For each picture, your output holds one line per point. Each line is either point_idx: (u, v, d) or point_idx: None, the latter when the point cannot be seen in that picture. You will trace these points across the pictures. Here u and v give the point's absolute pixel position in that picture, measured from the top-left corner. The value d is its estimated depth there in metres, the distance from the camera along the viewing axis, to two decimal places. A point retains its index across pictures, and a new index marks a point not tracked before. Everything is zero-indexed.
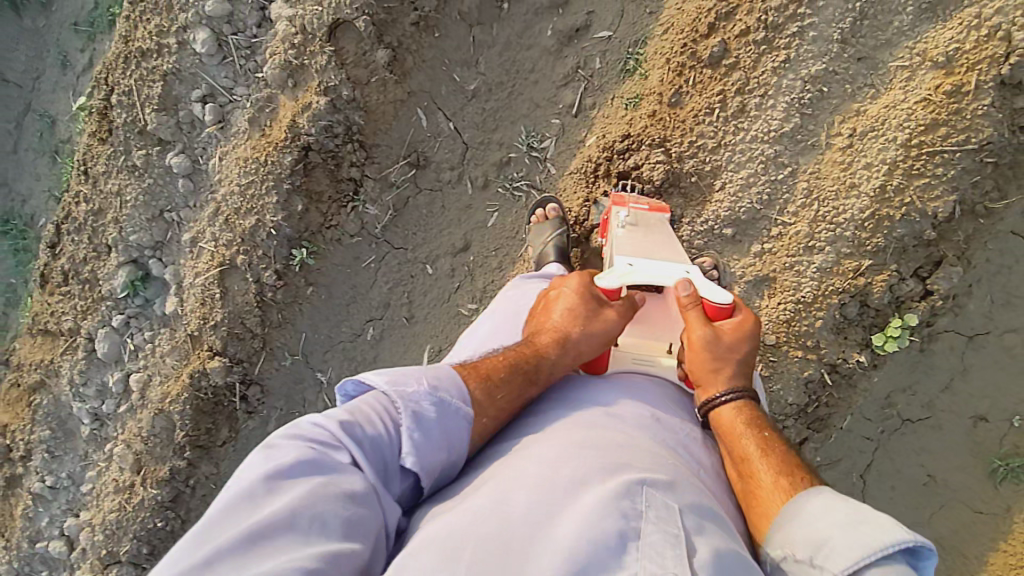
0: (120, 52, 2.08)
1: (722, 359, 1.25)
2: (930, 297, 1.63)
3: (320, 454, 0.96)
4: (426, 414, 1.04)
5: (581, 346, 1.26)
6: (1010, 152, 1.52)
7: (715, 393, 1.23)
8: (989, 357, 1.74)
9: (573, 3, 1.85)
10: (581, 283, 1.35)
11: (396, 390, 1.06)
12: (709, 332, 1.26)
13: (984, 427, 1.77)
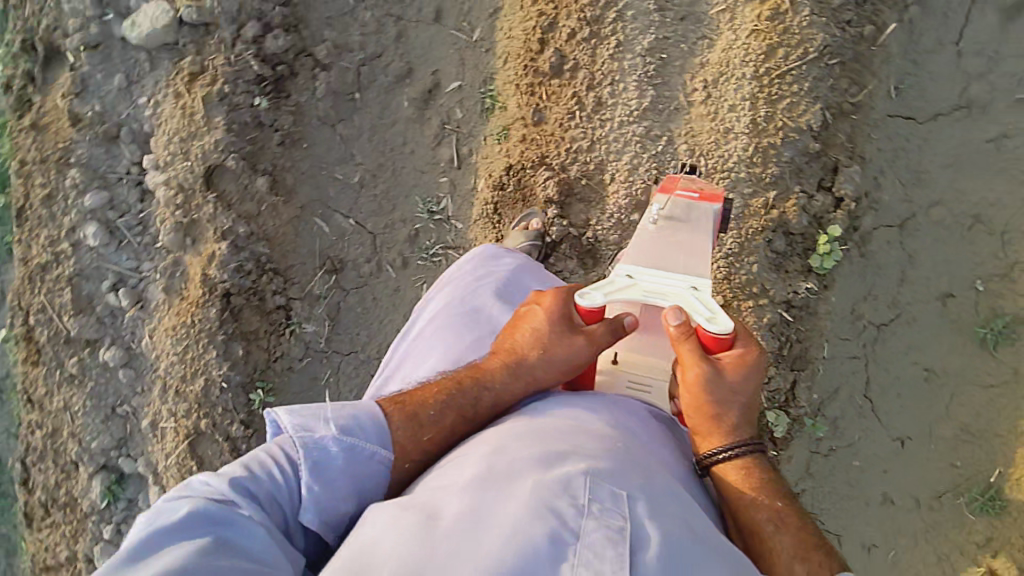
0: (23, 275, 2.10)
1: (713, 403, 1.14)
2: (844, 204, 1.63)
3: (211, 508, 0.94)
4: (330, 462, 1.05)
5: (536, 373, 1.19)
6: (850, 46, 1.58)
7: (717, 447, 1.15)
8: (927, 236, 1.75)
9: (417, 69, 1.92)
10: (558, 301, 1.24)
11: (302, 439, 1.05)
12: (708, 370, 1.14)
13: (955, 302, 1.75)
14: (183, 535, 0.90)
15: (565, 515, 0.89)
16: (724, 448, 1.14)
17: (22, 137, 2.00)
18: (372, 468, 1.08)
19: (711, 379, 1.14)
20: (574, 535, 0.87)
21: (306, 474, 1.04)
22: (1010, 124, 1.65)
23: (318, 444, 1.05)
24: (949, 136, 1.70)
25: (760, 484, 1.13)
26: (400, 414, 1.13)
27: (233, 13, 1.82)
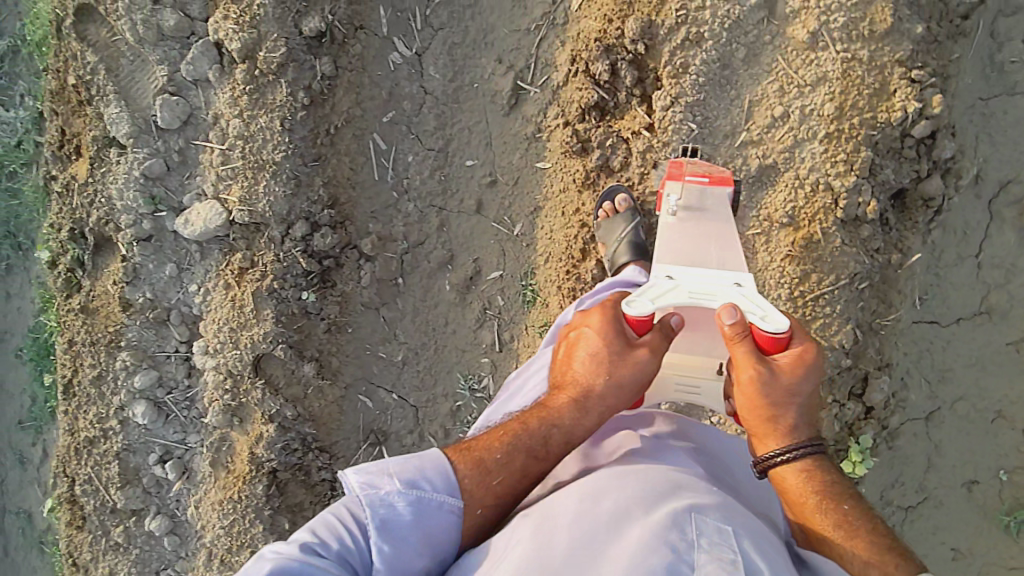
0: (70, 444, 2.15)
1: (773, 400, 1.19)
2: (873, 411, 1.77)
3: (292, 563, 1.03)
4: (399, 514, 1.13)
5: (603, 400, 1.30)
6: (878, 270, 1.70)
7: (772, 453, 1.21)
8: (952, 426, 1.85)
9: (458, 257, 1.99)
10: (608, 317, 1.34)
11: (374, 493, 1.14)
12: (762, 371, 1.18)
13: (979, 488, 1.84)
14: None
15: (680, 549, 1.00)
16: (782, 449, 1.21)
17: (72, 318, 2.05)
18: (440, 515, 1.16)
19: (769, 375, 1.19)
20: (690, 567, 0.98)
21: (375, 527, 1.12)
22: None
23: (391, 498, 1.13)
24: (968, 336, 1.81)
25: (837, 515, 1.18)
26: (465, 460, 1.22)
27: (284, 213, 1.86)
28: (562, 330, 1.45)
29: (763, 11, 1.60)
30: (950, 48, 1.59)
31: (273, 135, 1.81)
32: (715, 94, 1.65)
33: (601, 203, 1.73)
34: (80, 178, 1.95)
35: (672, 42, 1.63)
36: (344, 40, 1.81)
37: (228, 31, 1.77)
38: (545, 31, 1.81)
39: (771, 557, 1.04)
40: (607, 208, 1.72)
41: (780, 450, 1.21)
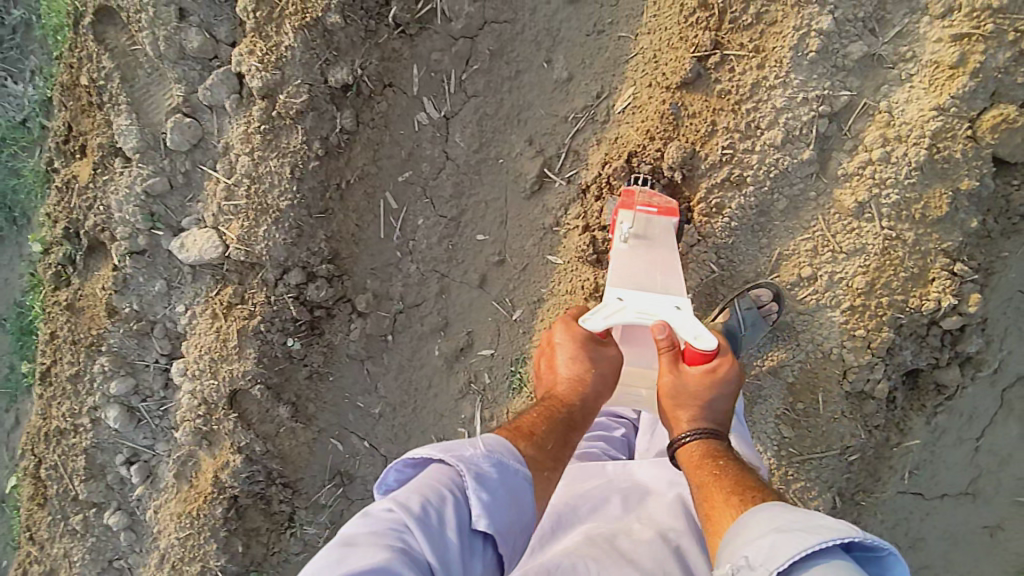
0: (40, 427, 2.10)
1: (682, 401, 1.30)
2: None
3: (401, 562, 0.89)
4: (488, 474, 1.04)
5: (598, 385, 1.33)
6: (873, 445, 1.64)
7: (680, 435, 1.29)
8: None
9: (453, 324, 1.92)
10: (570, 327, 1.38)
11: (449, 460, 1.05)
12: (675, 376, 1.31)
13: None
14: None
15: None
16: (685, 434, 1.29)
17: (56, 310, 2.00)
18: (515, 479, 1.07)
19: (687, 379, 1.31)
20: None
21: (472, 488, 1.01)
22: (1004, 518, 1.76)
23: (460, 465, 1.04)
24: (951, 512, 1.76)
25: (712, 474, 1.20)
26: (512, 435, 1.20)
27: (280, 260, 1.79)
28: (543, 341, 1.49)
29: (814, 166, 1.50)
30: (1000, 245, 1.49)
31: (281, 180, 1.72)
32: (745, 239, 1.57)
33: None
34: (81, 180, 1.88)
35: (712, 178, 1.54)
36: (370, 96, 1.72)
37: (249, 67, 1.66)
38: (583, 124, 1.71)
39: None
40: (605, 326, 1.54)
41: (689, 434, 1.28)
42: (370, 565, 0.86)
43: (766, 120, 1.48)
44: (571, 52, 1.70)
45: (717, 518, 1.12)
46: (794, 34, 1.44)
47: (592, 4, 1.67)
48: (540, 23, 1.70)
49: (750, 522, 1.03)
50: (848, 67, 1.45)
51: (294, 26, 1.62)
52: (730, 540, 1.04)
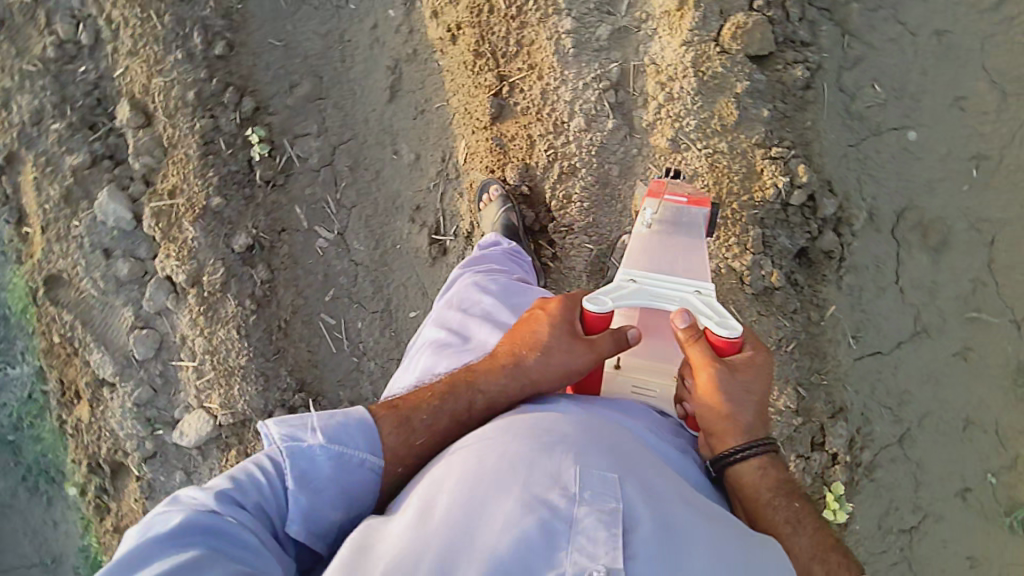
0: None
1: (736, 414, 1.19)
2: (840, 459, 1.84)
3: (200, 520, 0.97)
4: (320, 472, 1.08)
5: (531, 375, 1.22)
6: (802, 328, 1.82)
7: (734, 448, 1.19)
8: (927, 441, 1.90)
9: None
10: (561, 306, 1.30)
11: (285, 448, 1.08)
12: (721, 374, 1.18)
13: (972, 495, 1.90)
14: (172, 545, 0.93)
15: (558, 504, 0.92)
16: (741, 447, 1.18)
17: (109, 537, 2.25)
18: (354, 474, 1.10)
19: (725, 381, 1.18)
20: (567, 525, 0.89)
21: (294, 485, 1.07)
22: (967, 339, 1.84)
23: (293, 455, 1.08)
24: (916, 357, 1.87)
25: (773, 484, 1.18)
26: (390, 419, 1.16)
27: (262, 407, 2.02)
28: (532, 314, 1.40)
29: (621, 130, 1.73)
30: (800, 118, 1.72)
31: (233, 343, 2.00)
32: (603, 211, 1.78)
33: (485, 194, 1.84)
34: (85, 419, 2.17)
35: (550, 177, 1.79)
36: (272, 245, 2.03)
37: (172, 267, 1.99)
38: (443, 186, 2.00)
39: (660, 494, 0.98)
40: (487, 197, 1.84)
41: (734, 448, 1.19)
42: (166, 531, 0.94)
43: (566, 114, 1.74)
44: (410, 137, 2.01)
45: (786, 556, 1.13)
46: (550, 43, 1.72)
47: (407, 95, 1.99)
48: (376, 128, 2.03)
49: None
50: (605, 46, 1.71)
51: (190, 220, 1.95)
52: None
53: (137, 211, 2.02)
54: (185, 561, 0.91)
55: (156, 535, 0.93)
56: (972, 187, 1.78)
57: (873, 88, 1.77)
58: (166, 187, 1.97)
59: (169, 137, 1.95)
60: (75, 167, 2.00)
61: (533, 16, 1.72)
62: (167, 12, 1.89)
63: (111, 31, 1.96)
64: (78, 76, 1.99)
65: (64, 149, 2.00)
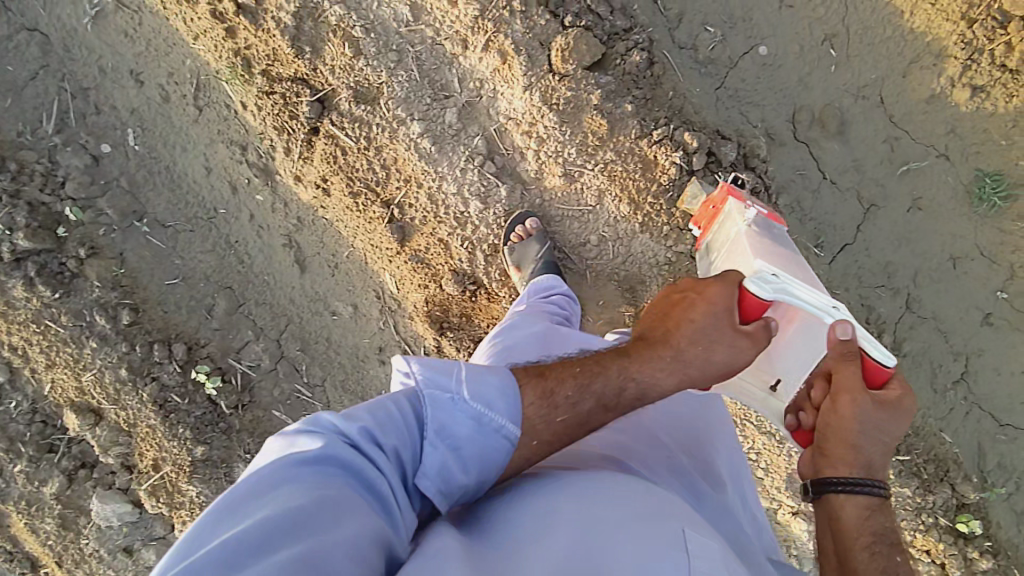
0: None
1: (861, 441, 1.17)
2: None
3: (332, 455, 0.92)
4: (457, 430, 1.00)
5: (690, 365, 1.21)
6: None
7: (844, 475, 1.17)
8: (931, 295, 1.94)
9: None
10: (723, 288, 1.25)
11: (427, 394, 1.02)
12: (868, 402, 1.17)
13: (995, 317, 1.94)
14: (298, 475, 0.89)
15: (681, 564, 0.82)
16: (850, 477, 1.17)
17: None
18: (490, 436, 1.02)
19: (864, 410, 1.17)
20: None
21: (432, 436, 1.00)
22: (912, 191, 1.89)
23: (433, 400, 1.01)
24: (878, 231, 1.92)
25: (875, 529, 1.13)
26: (535, 387, 1.10)
27: None
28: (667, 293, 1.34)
29: (516, 190, 1.75)
30: (662, 92, 1.73)
31: None
32: None
33: (513, 231, 1.73)
34: None
35: (479, 264, 1.79)
36: None
37: None
38: (391, 319, 1.98)
39: None
40: (519, 233, 1.73)
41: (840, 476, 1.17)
42: (302, 457, 0.92)
43: (462, 205, 1.74)
44: (339, 293, 2.00)
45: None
46: (411, 153, 1.72)
47: (314, 259, 1.99)
48: (305, 301, 2.02)
49: None
50: (460, 127, 1.72)
51: (186, 480, 1.93)
52: None
53: (134, 498, 1.99)
54: (306, 498, 0.85)
55: (292, 459, 0.91)
56: (838, 66, 1.83)
57: (707, 31, 1.79)
58: (147, 463, 1.94)
59: (126, 419, 1.91)
60: (56, 493, 1.96)
61: (383, 137, 1.72)
62: (61, 313, 1.85)
63: (20, 356, 1.90)
64: (14, 412, 1.94)
65: (37, 483, 1.96)
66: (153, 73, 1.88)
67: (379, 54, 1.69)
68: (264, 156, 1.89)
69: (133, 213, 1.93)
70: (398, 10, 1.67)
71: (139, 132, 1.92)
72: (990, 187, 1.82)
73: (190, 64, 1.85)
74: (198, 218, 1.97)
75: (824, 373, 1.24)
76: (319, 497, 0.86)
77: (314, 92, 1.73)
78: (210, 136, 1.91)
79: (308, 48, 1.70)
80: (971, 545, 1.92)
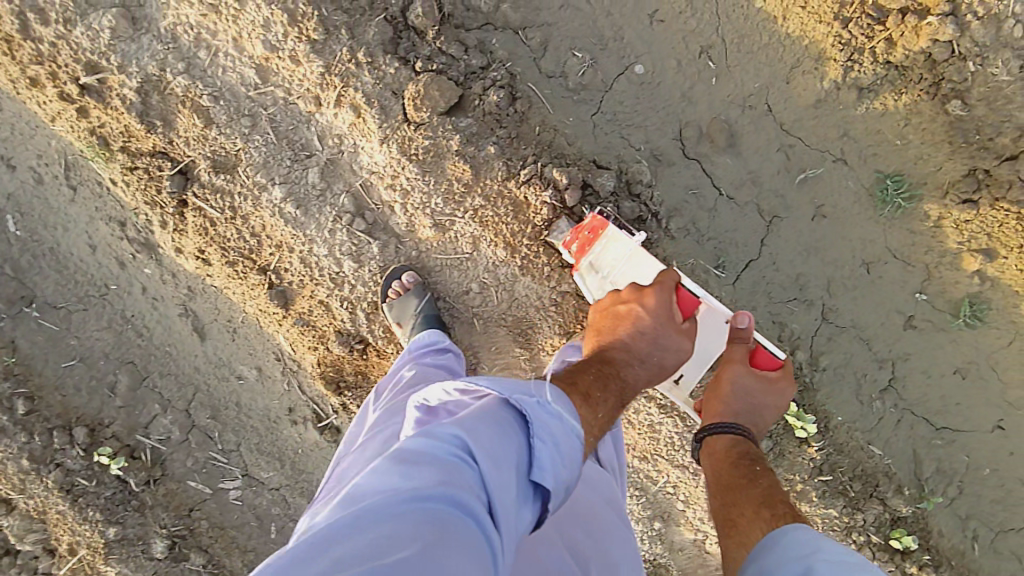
0: None
1: (737, 399, 1.50)
2: None
3: (454, 492, 0.81)
4: (544, 448, 0.93)
5: (662, 369, 1.39)
6: None
7: (720, 422, 1.49)
8: (849, 302, 1.84)
9: None
10: (665, 298, 1.42)
11: (517, 398, 0.96)
12: (749, 372, 1.50)
13: (918, 320, 1.84)
14: (418, 509, 0.78)
15: None
16: (725, 424, 1.48)
17: None
18: (575, 438, 0.98)
19: (740, 377, 1.50)
20: None
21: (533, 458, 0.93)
22: (815, 198, 1.79)
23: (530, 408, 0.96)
24: (784, 243, 1.81)
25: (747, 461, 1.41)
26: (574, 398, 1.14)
27: None
28: (608, 302, 1.49)
29: (390, 245, 1.70)
30: (527, 129, 1.66)
31: None
32: None
33: (391, 286, 1.67)
34: None
35: (363, 322, 1.74)
36: (190, 529, 1.98)
37: None
38: (294, 379, 1.94)
39: None
40: (397, 288, 1.67)
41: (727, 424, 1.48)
42: (419, 487, 0.80)
43: (335, 266, 1.69)
44: (241, 357, 1.95)
45: (748, 531, 1.24)
46: (276, 218, 1.67)
47: (210, 327, 1.94)
48: (209, 368, 1.97)
49: (796, 536, 1.12)
50: (324, 186, 1.66)
51: (103, 561, 1.91)
52: (767, 543, 1.15)
53: None
54: (432, 542, 0.74)
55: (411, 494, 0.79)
56: (719, 77, 1.73)
57: (575, 56, 1.70)
58: (64, 547, 1.93)
59: (36, 507, 1.90)
60: None
61: (247, 205, 1.67)
62: None
63: None
64: None
65: None
66: (23, 157, 1.84)
67: (231, 120, 1.63)
68: (143, 230, 1.85)
69: (23, 299, 1.91)
70: (245, 74, 1.61)
71: (18, 217, 1.89)
72: (893, 188, 1.73)
73: (56, 144, 1.81)
74: (89, 297, 1.93)
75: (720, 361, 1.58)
76: (447, 520, 0.78)
77: (174, 165, 1.69)
78: (88, 215, 1.87)
79: (160, 122, 1.65)
80: (909, 560, 1.83)
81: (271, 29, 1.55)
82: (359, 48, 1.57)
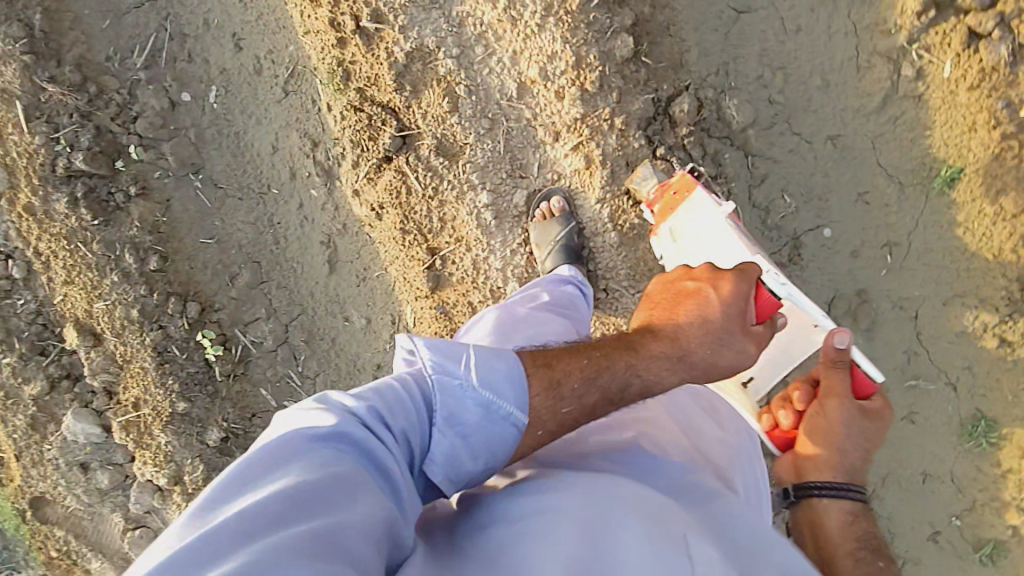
0: None
1: (835, 442, 1.31)
2: None
3: (353, 432, 0.88)
4: (465, 419, 0.96)
5: (695, 370, 1.16)
6: None
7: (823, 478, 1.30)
8: (894, 496, 2.02)
9: None
10: (735, 292, 1.18)
11: (434, 378, 0.96)
12: (845, 405, 1.31)
13: (942, 539, 2.01)
14: (308, 456, 0.82)
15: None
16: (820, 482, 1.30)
17: None
18: (502, 425, 0.98)
19: (843, 412, 1.31)
20: None
21: (438, 425, 0.95)
22: (911, 404, 1.95)
23: (434, 385, 0.97)
24: None
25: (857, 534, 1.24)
26: (540, 377, 1.04)
27: None
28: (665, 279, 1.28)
29: None
30: None
31: None
32: None
33: (540, 206, 1.74)
34: None
35: None
36: (245, 432, 2.07)
37: (151, 471, 2.07)
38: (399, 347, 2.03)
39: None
40: (546, 210, 1.73)
41: (821, 478, 1.30)
42: (326, 436, 0.86)
43: (500, 281, 1.80)
44: (358, 302, 2.04)
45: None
46: (470, 218, 1.76)
47: (345, 265, 2.02)
48: (324, 300, 2.06)
49: None
50: (524, 211, 1.77)
51: (159, 427, 2.03)
52: None
53: (103, 423, 2.09)
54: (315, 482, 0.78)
55: (301, 439, 0.85)
56: (889, 272, 1.85)
57: (783, 199, 1.82)
58: (130, 398, 2.04)
59: (121, 354, 1.99)
60: (35, 395, 2.06)
61: (449, 195, 1.76)
62: (94, 239, 1.89)
63: (42, 262, 1.96)
64: (19, 308, 2.02)
65: (21, 380, 2.06)
66: (254, 43, 1.87)
67: (472, 117, 1.71)
68: (332, 159, 1.91)
69: (192, 166, 1.96)
70: (505, 84, 1.69)
71: (221, 92, 1.92)
72: (982, 429, 1.90)
73: (292, 50, 1.85)
74: (249, 190, 1.99)
75: (813, 383, 1.38)
76: (340, 460, 0.83)
77: (399, 128, 1.76)
78: (287, 122, 1.92)
79: (409, 87, 1.72)
80: None
81: (553, 63, 1.64)
82: (619, 114, 1.65)
